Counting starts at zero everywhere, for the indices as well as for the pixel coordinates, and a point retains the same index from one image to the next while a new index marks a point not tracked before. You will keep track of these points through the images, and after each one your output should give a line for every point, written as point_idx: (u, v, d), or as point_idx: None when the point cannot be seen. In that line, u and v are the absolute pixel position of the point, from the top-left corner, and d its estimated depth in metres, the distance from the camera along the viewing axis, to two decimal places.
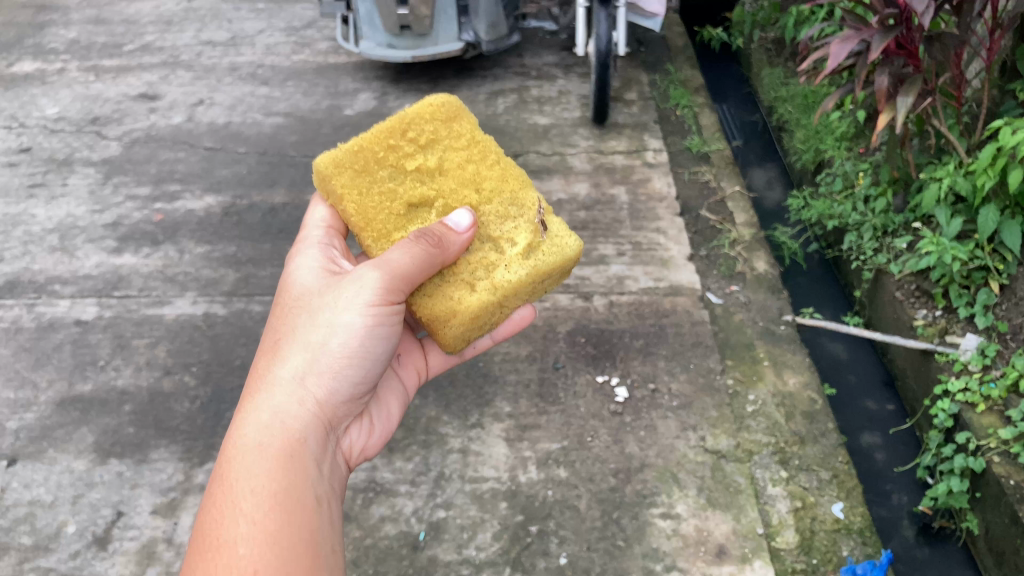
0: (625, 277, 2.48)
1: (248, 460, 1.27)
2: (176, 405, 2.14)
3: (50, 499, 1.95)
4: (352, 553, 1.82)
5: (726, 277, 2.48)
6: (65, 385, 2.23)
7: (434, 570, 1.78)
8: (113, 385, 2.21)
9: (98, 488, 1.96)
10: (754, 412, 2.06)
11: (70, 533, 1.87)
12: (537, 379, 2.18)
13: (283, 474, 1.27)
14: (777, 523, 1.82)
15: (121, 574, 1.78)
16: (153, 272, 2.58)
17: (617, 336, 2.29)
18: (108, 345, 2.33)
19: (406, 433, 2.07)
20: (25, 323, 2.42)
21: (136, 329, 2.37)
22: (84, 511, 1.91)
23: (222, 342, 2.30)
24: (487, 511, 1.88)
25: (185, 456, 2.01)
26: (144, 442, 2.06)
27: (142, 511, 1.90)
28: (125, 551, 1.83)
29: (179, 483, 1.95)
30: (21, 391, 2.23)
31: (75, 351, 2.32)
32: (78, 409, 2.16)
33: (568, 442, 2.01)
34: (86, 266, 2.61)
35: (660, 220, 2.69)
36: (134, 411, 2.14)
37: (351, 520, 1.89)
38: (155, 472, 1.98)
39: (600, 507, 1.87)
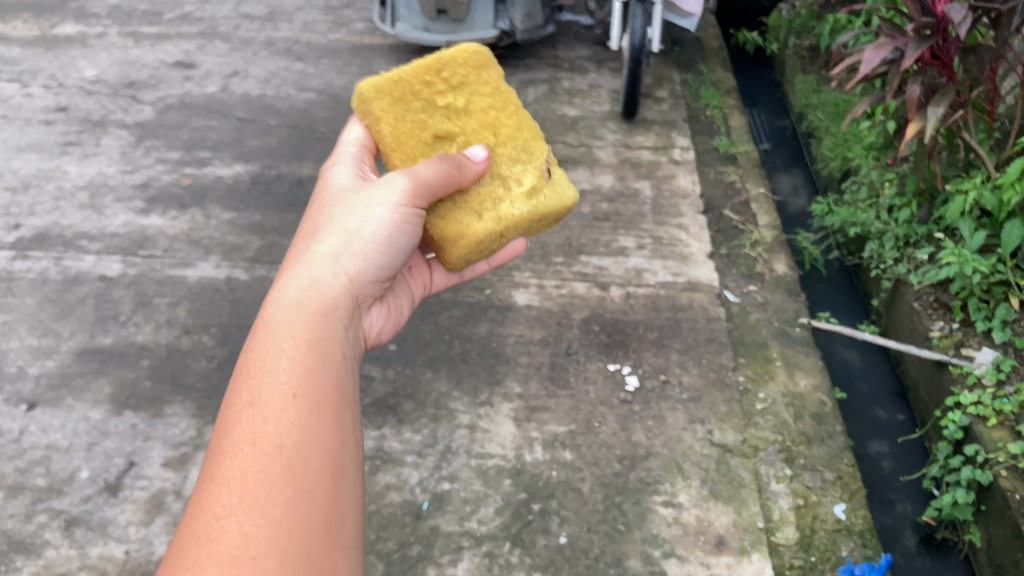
0: (643, 270, 2.49)
1: (286, 311, 1.27)
2: (193, 363, 2.18)
3: (65, 445, 1.99)
4: None
5: (744, 277, 2.49)
6: (86, 337, 2.27)
7: (435, 540, 1.80)
8: (134, 340, 2.25)
9: (112, 438, 2.00)
10: (763, 409, 2.07)
11: (82, 479, 1.91)
12: (549, 363, 2.20)
13: (319, 326, 1.27)
14: (778, 519, 1.83)
15: (129, 522, 1.82)
16: (179, 234, 2.62)
17: (631, 327, 2.30)
18: (130, 301, 2.37)
19: (416, 406, 2.09)
20: (51, 275, 2.47)
21: (159, 288, 2.41)
22: (98, 459, 1.95)
23: (242, 306, 2.33)
24: (491, 486, 1.90)
25: (198, 414, 2.04)
26: (159, 396, 2.09)
27: (154, 463, 1.93)
28: (135, 499, 1.86)
29: (191, 438, 1.99)
30: (43, 339, 2.27)
31: (98, 305, 2.36)
32: (97, 360, 2.20)
33: (576, 426, 2.03)
34: (115, 224, 2.66)
35: (682, 217, 2.70)
36: (152, 366, 2.17)
37: None
38: (169, 427, 2.02)
39: (604, 491, 1.88)
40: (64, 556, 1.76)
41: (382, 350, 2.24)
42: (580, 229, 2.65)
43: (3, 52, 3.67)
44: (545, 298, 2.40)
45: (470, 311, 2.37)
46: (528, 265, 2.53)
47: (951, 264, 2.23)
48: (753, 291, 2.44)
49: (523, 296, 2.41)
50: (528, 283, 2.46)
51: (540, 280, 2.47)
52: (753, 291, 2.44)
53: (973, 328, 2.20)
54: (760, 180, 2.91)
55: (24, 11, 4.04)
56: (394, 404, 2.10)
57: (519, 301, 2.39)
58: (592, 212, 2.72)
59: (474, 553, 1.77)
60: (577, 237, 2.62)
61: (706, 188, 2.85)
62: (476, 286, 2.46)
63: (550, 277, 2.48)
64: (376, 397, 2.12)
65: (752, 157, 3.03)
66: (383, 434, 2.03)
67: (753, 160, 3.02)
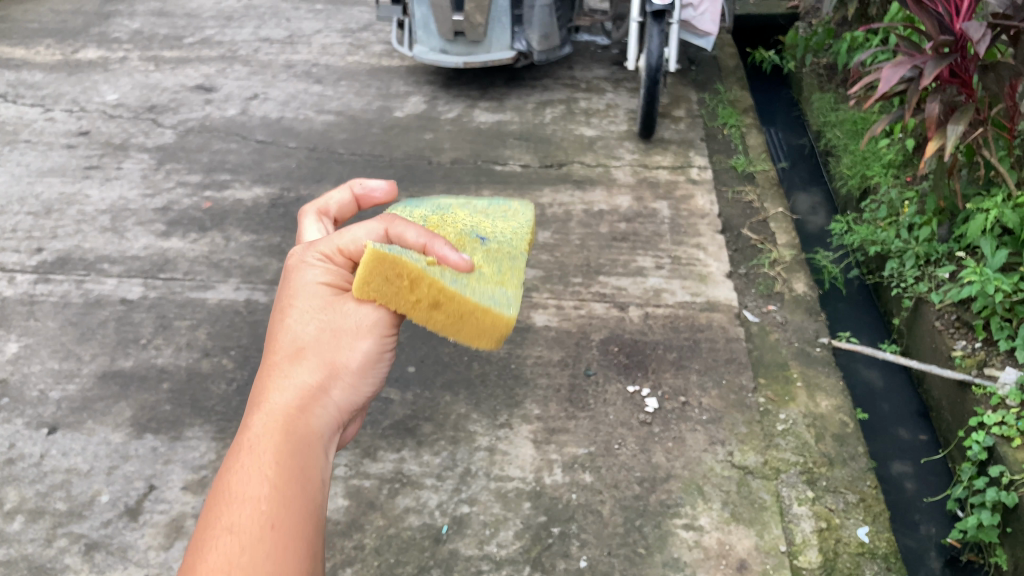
0: (661, 290, 2.48)
1: (269, 425, 1.09)
2: (213, 385, 2.19)
3: (86, 468, 2.00)
4: (375, 541, 1.85)
5: (763, 296, 2.48)
6: (107, 360, 2.29)
7: (455, 563, 1.79)
8: (154, 363, 2.27)
9: (133, 461, 2.01)
10: (783, 431, 2.05)
11: (103, 502, 1.92)
12: (568, 385, 2.19)
13: (305, 448, 1.09)
14: (800, 542, 1.81)
15: (149, 546, 1.82)
16: (199, 256, 2.63)
17: (650, 347, 2.29)
18: (150, 324, 2.38)
19: (435, 428, 2.09)
20: (73, 298, 2.49)
21: (179, 311, 2.42)
22: (119, 482, 1.96)
23: (261, 329, 2.35)
24: (511, 509, 1.89)
25: (218, 436, 2.05)
26: (180, 419, 2.10)
27: (174, 486, 1.94)
28: (155, 523, 1.87)
29: (210, 461, 1.99)
30: (65, 362, 2.29)
31: (119, 328, 2.38)
32: (118, 383, 2.22)
33: (595, 448, 2.02)
34: (135, 247, 2.68)
35: (701, 236, 2.69)
36: (172, 389, 2.19)
37: (377, 509, 1.91)
38: (189, 450, 2.02)
39: (624, 514, 1.87)
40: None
41: (401, 372, 2.24)
42: (597, 250, 2.65)
43: (27, 77, 3.72)
44: (563, 319, 2.40)
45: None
46: (545, 286, 2.53)
47: (972, 284, 2.21)
48: (771, 311, 2.42)
49: (541, 317, 2.41)
50: (546, 304, 2.46)
51: (558, 301, 2.47)
52: (772, 311, 2.43)
53: (996, 348, 2.18)
54: (779, 198, 2.90)
55: (47, 37, 4.10)
56: (414, 426, 2.10)
57: (538, 322, 2.39)
58: (610, 232, 2.72)
59: None
60: (594, 258, 2.62)
61: (723, 207, 2.84)
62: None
63: (568, 298, 2.48)
64: (394, 418, 2.12)
65: (770, 176, 3.02)
66: (402, 457, 2.02)
67: (771, 179, 3.01)
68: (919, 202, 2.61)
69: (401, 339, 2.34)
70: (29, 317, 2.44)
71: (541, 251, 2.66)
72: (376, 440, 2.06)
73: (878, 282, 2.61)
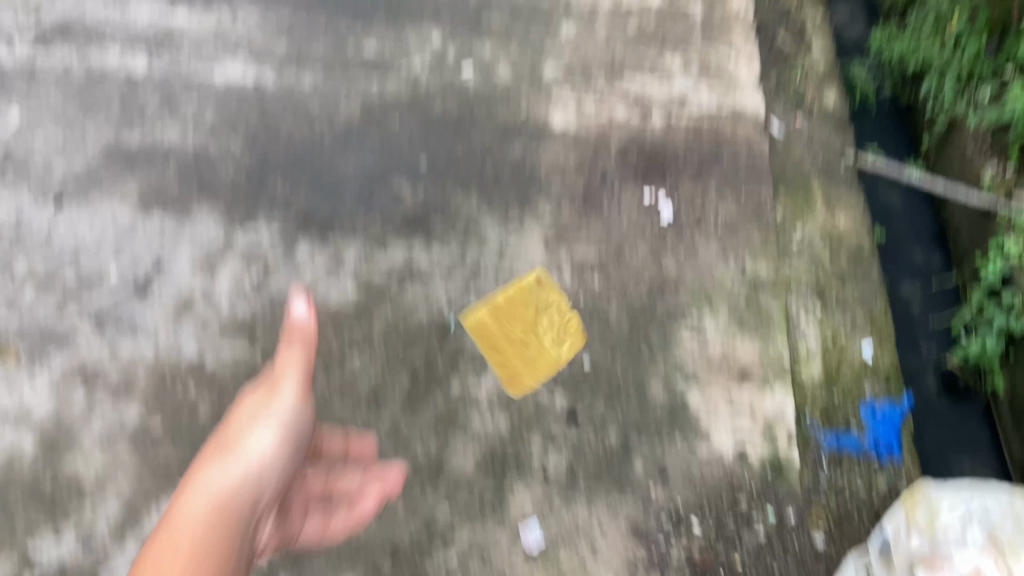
0: (693, 83, 2.30)
1: (193, 505, 1.34)
2: (221, 164, 2.14)
3: (100, 280, 2.02)
4: (385, 326, 1.93)
5: (794, 106, 2.35)
6: (112, 143, 2.19)
7: (463, 360, 1.90)
8: (155, 144, 2.18)
9: (139, 237, 2.07)
10: (803, 250, 2.07)
11: (113, 279, 2.02)
12: (584, 191, 2.12)
13: (224, 534, 1.32)
14: (803, 357, 1.95)
15: (158, 324, 1.96)
16: (184, 19, 2.35)
17: (671, 154, 2.19)
18: (150, 100, 2.24)
19: (445, 224, 2.07)
20: (67, 62, 2.30)
21: (184, 80, 2.26)
22: (134, 299, 2.00)
23: (269, 110, 2.21)
24: (520, 308, 1.95)
25: (225, 215, 2.08)
26: (188, 201, 2.10)
27: (180, 264, 2.03)
28: (163, 299, 1.99)
29: (217, 242, 2.05)
30: (69, 135, 2.20)
31: (117, 105, 2.24)
32: (121, 157, 2.16)
33: (606, 252, 2.03)
34: (115, 21, 2.35)
35: (740, 19, 2.42)
36: (179, 170, 2.13)
37: (389, 302, 1.97)
38: (195, 228, 2.07)
39: (630, 320, 1.95)
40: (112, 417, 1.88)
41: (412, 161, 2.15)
42: (630, 25, 2.38)
43: None
44: (581, 110, 2.24)
45: (500, 117, 2.21)
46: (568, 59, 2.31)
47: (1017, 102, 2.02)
48: (796, 129, 2.30)
49: (558, 104, 2.24)
50: (564, 84, 2.27)
51: (578, 86, 2.28)
52: (796, 129, 2.30)
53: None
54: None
55: None
56: (422, 224, 2.07)
57: (555, 110, 2.23)
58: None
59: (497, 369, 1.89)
60: (625, 31, 2.37)
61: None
62: (508, 82, 2.27)
63: (589, 83, 2.28)
64: (401, 212, 2.08)
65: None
66: (412, 258, 2.02)
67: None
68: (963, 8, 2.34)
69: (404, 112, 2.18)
70: (22, 92, 2.26)
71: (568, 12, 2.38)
72: (386, 238, 2.05)
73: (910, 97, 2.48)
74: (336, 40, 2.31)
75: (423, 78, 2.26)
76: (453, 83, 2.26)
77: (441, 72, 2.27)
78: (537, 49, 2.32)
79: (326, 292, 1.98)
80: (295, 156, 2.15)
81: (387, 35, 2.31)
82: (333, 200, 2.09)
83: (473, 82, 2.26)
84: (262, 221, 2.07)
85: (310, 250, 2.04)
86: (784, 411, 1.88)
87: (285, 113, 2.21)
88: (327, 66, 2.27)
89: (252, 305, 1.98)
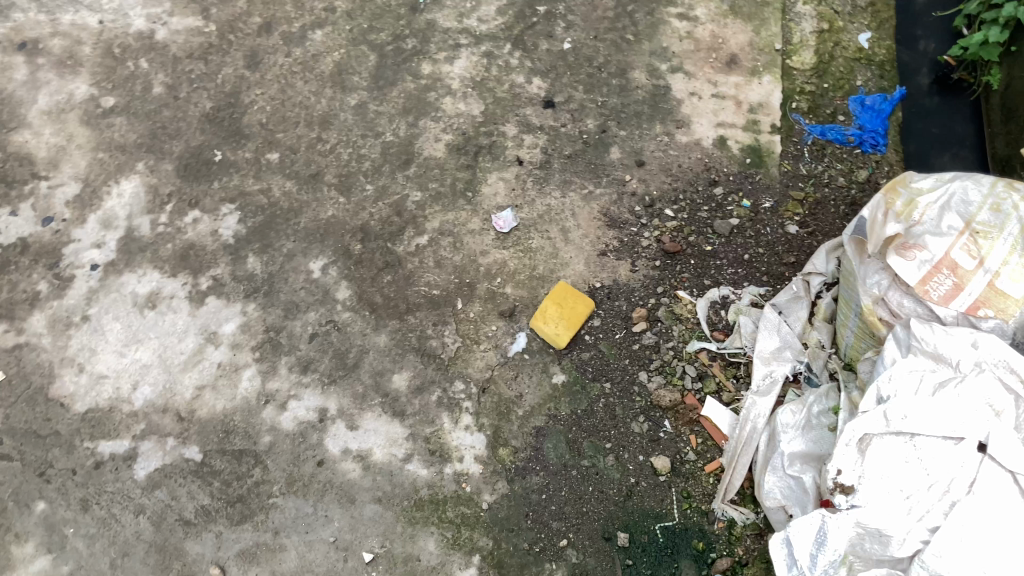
0: (693, 169, 2.27)
1: None
2: (223, 171, 2.27)
3: (100, 358, 2.06)
4: (374, 421, 1.98)
5: (809, 180, 2.26)
6: (95, 182, 2.26)
7: (452, 458, 1.94)
8: (155, 184, 2.26)
9: (137, 269, 2.15)
10: (818, 320, 2.02)
11: (109, 321, 2.10)
12: (579, 286, 2.13)
13: None
14: (809, 424, 1.85)
15: (137, 395, 2.02)
16: (170, 14, 2.50)
17: (674, 237, 2.18)
18: (139, 127, 2.34)
19: (443, 329, 2.08)
20: (35, 65, 2.43)
21: (180, 61, 2.43)
22: (137, 370, 2.05)
23: (286, 114, 2.35)
24: (520, 402, 2.00)
25: (227, 258, 2.17)
26: (187, 211, 2.22)
27: (174, 309, 2.11)
28: (141, 391, 2.02)
29: (209, 303, 2.11)
30: (61, 103, 2.37)
31: (96, 134, 2.33)
32: (133, 128, 2.34)
33: (602, 348, 2.06)
34: (116, 29, 2.48)
35: (747, 105, 2.35)
36: (180, 168, 2.28)
37: (385, 406, 1.99)
38: (198, 253, 2.17)
39: (626, 406, 2.00)
40: (112, 498, 1.90)
41: (408, 275, 2.14)
42: (627, 36, 2.46)
43: None
44: (576, 193, 2.23)
45: (492, 210, 2.22)
46: (564, 100, 2.36)
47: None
48: (800, 212, 2.21)
49: (550, 191, 2.24)
50: (555, 168, 2.27)
51: (570, 171, 2.27)
52: (801, 212, 2.21)
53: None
54: (862, 27, 2.53)
55: None
56: (409, 321, 2.09)
57: (548, 196, 2.23)
58: (642, 23, 2.48)
59: (485, 462, 1.94)
60: (619, 76, 2.40)
61: (776, 58, 2.43)
62: (500, 159, 2.29)
63: (582, 164, 2.27)
64: (390, 310, 2.10)
65: (842, 14, 2.54)
66: (402, 365, 2.04)
67: (848, 12, 2.55)
68: (994, 85, 2.37)
69: (390, 211, 2.22)
70: (7, 84, 2.40)
71: (568, 29, 2.47)
72: (376, 339, 2.07)
73: (923, 161, 2.37)
74: (335, 39, 2.46)
75: (423, 97, 2.37)
76: (451, 117, 2.34)
77: (440, 94, 2.37)
78: (529, 125, 2.33)
79: (325, 387, 2.02)
80: (274, 277, 2.14)
81: (387, 53, 2.43)
82: (323, 306, 2.11)
83: (470, 125, 2.33)
84: (243, 338, 2.07)
85: (295, 352, 2.06)
86: (788, 486, 1.79)
87: (292, 124, 2.33)
88: (323, 80, 2.39)
89: (250, 388, 2.02)
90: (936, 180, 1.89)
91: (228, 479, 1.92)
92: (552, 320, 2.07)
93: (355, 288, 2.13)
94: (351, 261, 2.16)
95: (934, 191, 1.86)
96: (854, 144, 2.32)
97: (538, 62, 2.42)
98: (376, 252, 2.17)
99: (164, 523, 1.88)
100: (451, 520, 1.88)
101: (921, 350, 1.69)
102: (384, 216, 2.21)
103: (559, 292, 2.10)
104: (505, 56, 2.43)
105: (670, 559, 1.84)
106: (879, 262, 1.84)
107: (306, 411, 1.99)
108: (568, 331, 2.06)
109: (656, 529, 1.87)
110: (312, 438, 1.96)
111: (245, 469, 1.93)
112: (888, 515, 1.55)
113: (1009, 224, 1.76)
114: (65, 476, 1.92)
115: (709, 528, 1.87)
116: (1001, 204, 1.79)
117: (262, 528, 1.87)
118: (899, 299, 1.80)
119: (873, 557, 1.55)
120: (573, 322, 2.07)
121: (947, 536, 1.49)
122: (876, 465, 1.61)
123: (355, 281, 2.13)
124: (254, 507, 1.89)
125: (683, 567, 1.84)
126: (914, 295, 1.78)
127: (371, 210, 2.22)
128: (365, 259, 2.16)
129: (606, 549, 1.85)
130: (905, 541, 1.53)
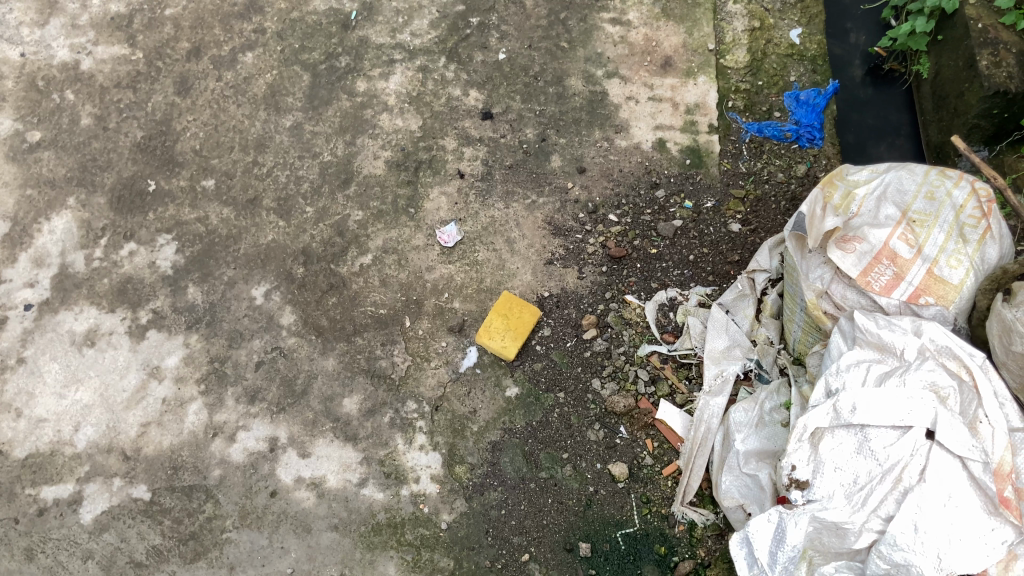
0: (634, 173, 2.27)
1: None
2: (153, 201, 2.23)
3: (39, 400, 2.04)
4: (324, 448, 1.96)
5: (748, 176, 2.27)
6: (25, 221, 2.21)
7: (405, 478, 1.93)
8: (88, 218, 2.21)
9: (71, 307, 2.11)
10: (765, 317, 2.03)
11: (45, 361, 2.07)
12: (527, 297, 2.12)
13: None
14: (759, 421, 1.85)
15: (79, 436, 1.99)
16: (95, 41, 2.43)
17: (615, 241, 2.18)
18: (68, 161, 2.28)
19: (388, 347, 2.06)
20: None
21: (107, 87, 2.37)
22: (79, 411, 2.02)
23: (219, 140, 2.31)
24: (474, 416, 1.98)
25: (161, 290, 2.13)
26: (119, 246, 2.18)
27: (113, 345, 2.07)
28: (83, 431, 2.00)
29: (145, 336, 2.08)
30: None
31: (24, 169, 2.28)
32: (58, 160, 2.28)
33: (550, 358, 2.04)
34: (32, 57, 2.41)
35: (685, 106, 2.36)
36: (112, 201, 2.23)
37: (335, 430, 1.98)
38: (133, 286, 2.13)
39: (577, 414, 1.99)
40: (58, 545, 1.90)
41: (351, 295, 2.11)
42: (562, 44, 2.44)
43: None
44: (519, 204, 2.22)
45: (436, 225, 2.20)
46: (502, 111, 2.35)
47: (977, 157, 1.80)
48: (742, 210, 2.22)
49: (493, 203, 2.22)
50: (496, 179, 2.26)
51: (511, 181, 2.25)
52: (742, 210, 2.22)
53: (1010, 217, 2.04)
54: (793, 23, 2.50)
55: None
56: (356, 343, 2.06)
57: (491, 208, 2.22)
58: (575, 30, 2.46)
59: (440, 481, 1.92)
60: (557, 83, 2.39)
61: (710, 58, 2.43)
62: (441, 173, 2.27)
63: (523, 174, 2.26)
64: (336, 332, 2.07)
65: (773, 11, 2.51)
66: (352, 388, 2.01)
67: (778, 8, 2.52)
68: (924, 74, 2.40)
69: (332, 232, 2.19)
70: None
71: (503, 39, 2.45)
72: (324, 363, 2.04)
73: (860, 153, 2.40)
74: (267, 61, 2.41)
75: (359, 115, 2.34)
76: (389, 133, 2.31)
77: (376, 111, 2.34)
78: (468, 138, 2.31)
79: (274, 416, 1.99)
80: (216, 306, 2.11)
81: (320, 72, 2.40)
82: (269, 333, 2.08)
83: (409, 140, 2.31)
84: (188, 370, 2.04)
85: (238, 382, 2.03)
86: (744, 485, 1.80)
87: (226, 149, 2.29)
88: (256, 102, 2.36)
89: (197, 422, 2.00)
90: (871, 171, 1.91)
91: (179, 517, 1.91)
92: (498, 333, 2.03)
93: (300, 312, 2.10)
94: (294, 285, 2.12)
95: (869, 182, 1.87)
96: (791, 140, 2.32)
97: (474, 74, 2.40)
98: (319, 274, 2.14)
99: (114, 567, 1.88)
100: (410, 543, 1.88)
101: (866, 342, 1.70)
102: (325, 238, 2.18)
103: (504, 302, 2.06)
104: (441, 69, 2.41)
105: (633, 566, 1.85)
106: (820, 256, 1.83)
107: (256, 442, 1.97)
108: (515, 342, 2.02)
109: (617, 536, 1.87)
110: (263, 468, 1.95)
111: (196, 505, 1.92)
112: (842, 508, 1.56)
113: (943, 211, 1.79)
114: (7, 526, 1.92)
115: (670, 531, 1.88)
116: (935, 192, 1.82)
117: (217, 564, 1.87)
118: (843, 291, 1.80)
119: (831, 550, 1.56)
120: (520, 332, 2.03)
121: (899, 526, 1.49)
122: (828, 459, 1.61)
123: (299, 305, 2.10)
124: (207, 544, 1.89)
125: (645, 572, 1.85)
126: (857, 286, 1.79)
127: (312, 231, 2.19)
128: (309, 282, 2.13)
129: (568, 560, 1.86)
130: (860, 533, 1.54)
